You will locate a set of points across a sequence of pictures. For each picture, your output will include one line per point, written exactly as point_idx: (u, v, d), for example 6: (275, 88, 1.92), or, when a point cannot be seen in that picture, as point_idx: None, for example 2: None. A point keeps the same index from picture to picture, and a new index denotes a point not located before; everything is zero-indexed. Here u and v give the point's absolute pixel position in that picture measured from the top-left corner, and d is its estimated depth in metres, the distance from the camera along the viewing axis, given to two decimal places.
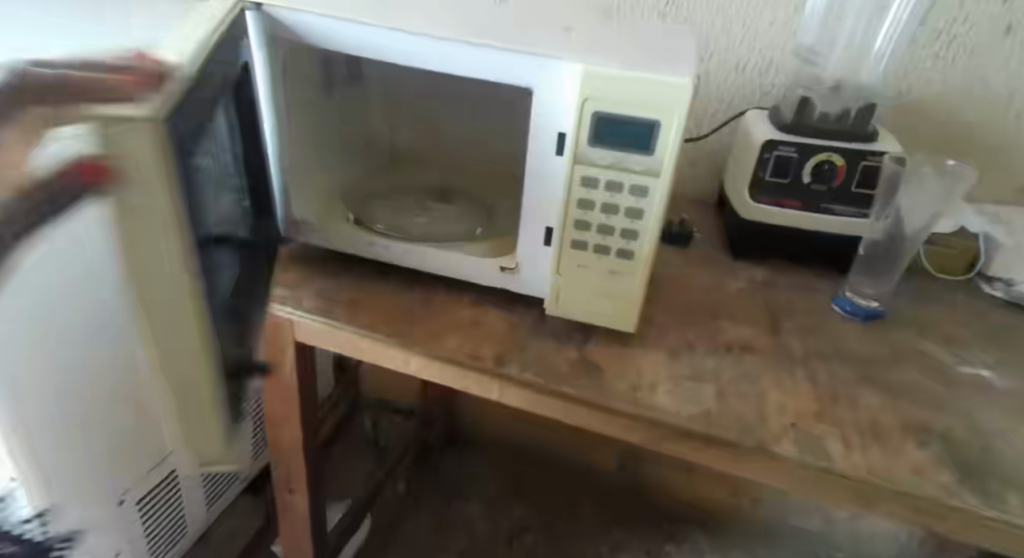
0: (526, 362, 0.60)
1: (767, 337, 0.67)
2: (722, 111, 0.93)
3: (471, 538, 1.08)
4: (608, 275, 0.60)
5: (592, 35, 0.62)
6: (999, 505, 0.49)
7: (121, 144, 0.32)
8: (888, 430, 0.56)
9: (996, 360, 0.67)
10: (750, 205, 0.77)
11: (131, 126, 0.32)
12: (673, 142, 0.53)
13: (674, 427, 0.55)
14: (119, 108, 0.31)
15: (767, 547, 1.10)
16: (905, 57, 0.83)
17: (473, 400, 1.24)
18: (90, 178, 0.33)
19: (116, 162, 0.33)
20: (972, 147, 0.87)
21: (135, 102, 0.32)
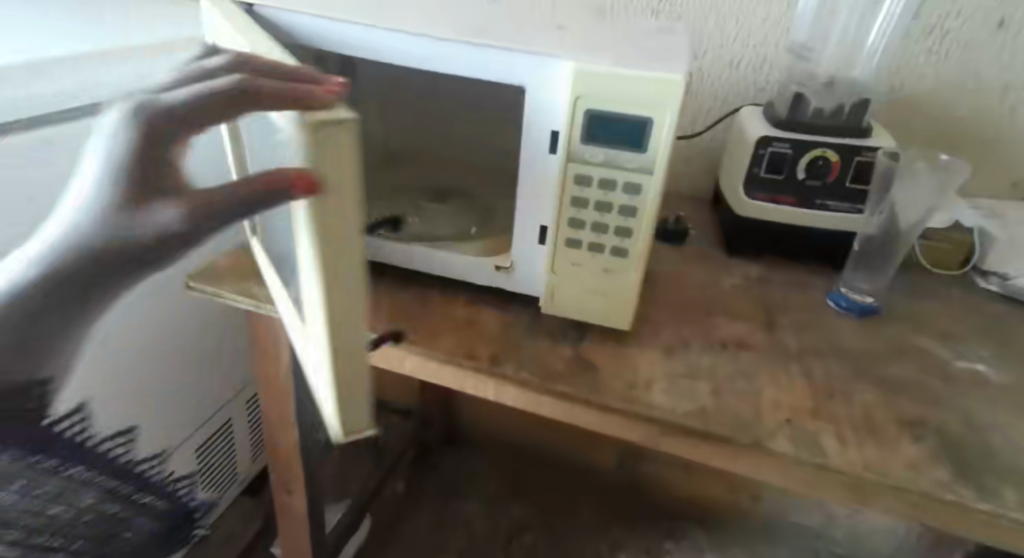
0: (522, 362, 0.60)
1: (763, 334, 0.67)
2: (717, 108, 0.92)
3: (470, 537, 1.08)
4: (602, 274, 0.60)
5: (586, 35, 0.62)
6: (995, 500, 0.49)
7: (328, 146, 0.30)
8: (884, 426, 0.56)
9: (992, 355, 0.67)
10: (745, 202, 0.77)
11: (339, 129, 0.29)
12: (666, 140, 0.52)
13: (670, 425, 0.55)
14: (328, 112, 0.29)
15: (766, 544, 1.10)
16: (897, 52, 0.84)
17: (471, 400, 1.24)
18: (293, 186, 0.30)
19: (321, 170, 0.30)
20: (967, 142, 0.87)
21: (337, 108, 0.30)
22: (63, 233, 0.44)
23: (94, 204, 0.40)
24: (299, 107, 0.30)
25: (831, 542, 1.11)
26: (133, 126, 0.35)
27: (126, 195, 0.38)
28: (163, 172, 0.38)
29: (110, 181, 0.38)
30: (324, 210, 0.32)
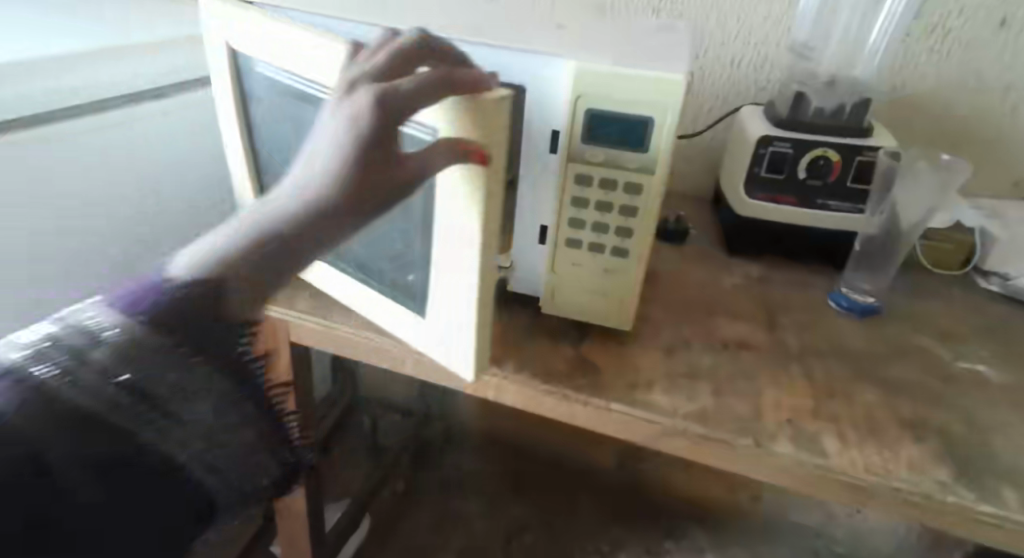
0: (522, 362, 0.60)
1: (764, 334, 0.67)
2: (718, 108, 0.92)
3: (470, 535, 1.07)
4: (603, 275, 0.60)
5: (586, 35, 0.61)
6: (996, 501, 0.49)
7: (493, 117, 0.41)
8: (885, 426, 0.56)
9: (992, 356, 0.67)
10: (745, 202, 0.77)
11: (500, 103, 0.41)
12: (666, 140, 0.52)
13: (671, 426, 0.54)
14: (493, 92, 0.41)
15: (767, 544, 1.10)
16: (898, 51, 0.83)
17: (471, 400, 1.24)
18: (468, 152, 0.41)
19: (484, 137, 0.41)
20: (967, 142, 0.87)
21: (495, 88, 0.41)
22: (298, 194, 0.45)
23: (333, 161, 0.44)
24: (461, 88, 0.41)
25: (831, 542, 1.10)
26: (371, 108, 0.42)
27: (360, 159, 0.43)
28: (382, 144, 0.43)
29: (353, 143, 0.43)
30: (484, 175, 0.42)
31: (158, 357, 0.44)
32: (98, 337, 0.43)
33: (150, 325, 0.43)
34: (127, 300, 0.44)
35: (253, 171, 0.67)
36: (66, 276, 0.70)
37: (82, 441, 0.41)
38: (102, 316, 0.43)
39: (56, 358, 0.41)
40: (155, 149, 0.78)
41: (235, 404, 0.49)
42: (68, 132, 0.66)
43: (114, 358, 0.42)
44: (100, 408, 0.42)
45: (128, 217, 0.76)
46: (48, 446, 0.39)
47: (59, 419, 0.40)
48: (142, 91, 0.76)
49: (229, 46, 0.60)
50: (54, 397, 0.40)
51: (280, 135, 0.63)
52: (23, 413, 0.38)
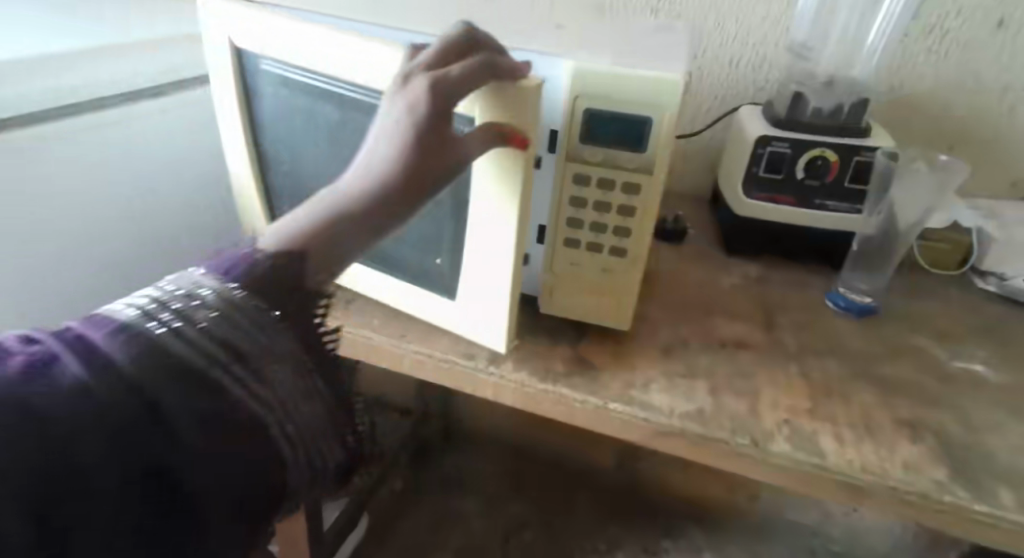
0: (520, 362, 0.60)
1: (762, 334, 0.67)
2: (717, 107, 0.92)
3: (468, 534, 1.07)
4: (601, 274, 0.60)
5: (585, 35, 0.61)
6: (991, 501, 0.49)
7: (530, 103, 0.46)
8: (881, 426, 0.56)
9: (989, 356, 0.67)
10: (744, 201, 0.77)
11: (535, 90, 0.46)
12: (665, 140, 0.52)
13: (668, 426, 0.54)
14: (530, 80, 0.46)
15: (764, 543, 1.10)
16: (896, 51, 0.84)
17: (471, 401, 1.26)
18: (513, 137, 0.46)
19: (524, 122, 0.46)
20: (965, 143, 0.87)
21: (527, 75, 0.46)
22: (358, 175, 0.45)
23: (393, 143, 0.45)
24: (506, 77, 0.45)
25: (828, 541, 1.11)
26: (429, 93, 0.44)
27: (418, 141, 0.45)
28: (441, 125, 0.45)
29: (411, 127, 0.45)
30: (525, 157, 0.47)
31: (255, 319, 0.37)
32: (200, 300, 0.36)
33: (249, 293, 0.37)
34: (220, 269, 0.38)
35: (254, 167, 0.67)
36: (60, 272, 0.70)
37: (190, 394, 0.33)
38: (203, 279, 0.37)
39: (161, 315, 0.34)
40: (153, 148, 0.78)
41: (306, 373, 0.40)
42: (66, 131, 0.66)
43: (221, 321, 0.35)
44: (210, 359, 0.34)
45: (123, 214, 0.76)
46: (162, 395, 0.32)
47: (166, 372, 0.32)
48: (141, 89, 0.76)
49: (230, 41, 0.59)
50: (167, 350, 0.33)
51: (287, 130, 0.64)
52: (135, 367, 0.31)
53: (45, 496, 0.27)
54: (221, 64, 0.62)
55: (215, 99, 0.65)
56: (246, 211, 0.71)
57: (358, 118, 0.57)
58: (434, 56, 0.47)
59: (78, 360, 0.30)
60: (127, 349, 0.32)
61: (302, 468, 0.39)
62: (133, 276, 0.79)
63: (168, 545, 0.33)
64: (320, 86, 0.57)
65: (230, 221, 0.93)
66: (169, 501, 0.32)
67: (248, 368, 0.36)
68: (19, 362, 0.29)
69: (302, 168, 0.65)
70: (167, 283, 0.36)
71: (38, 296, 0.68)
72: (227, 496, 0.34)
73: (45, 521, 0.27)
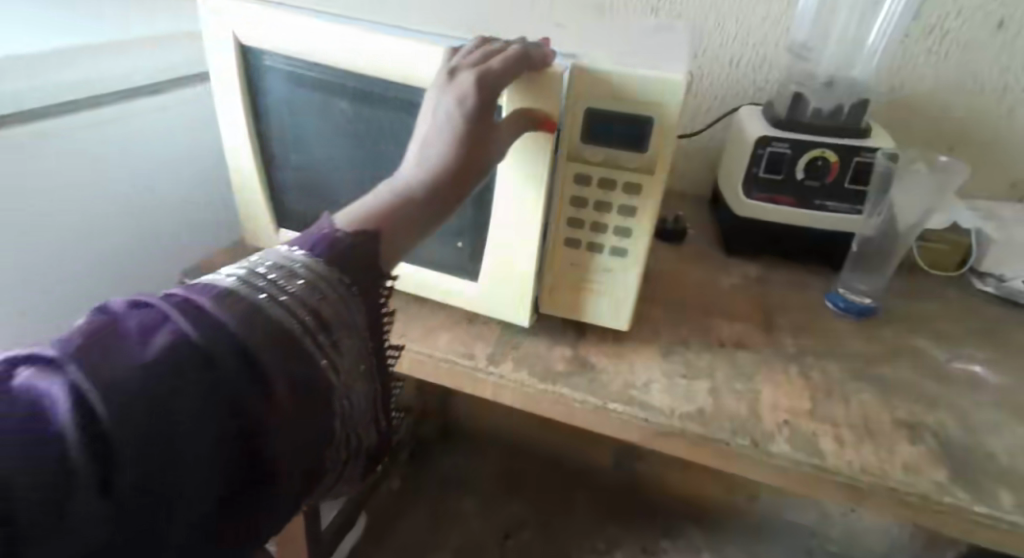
0: (519, 362, 0.60)
1: (761, 334, 0.67)
2: (717, 107, 0.92)
3: (466, 533, 1.06)
4: (602, 274, 0.60)
5: (585, 35, 0.60)
6: (991, 503, 0.49)
7: (552, 89, 0.51)
8: (881, 427, 0.56)
9: (988, 357, 0.67)
10: (744, 202, 0.77)
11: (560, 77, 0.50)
12: (666, 140, 0.52)
13: (668, 427, 0.54)
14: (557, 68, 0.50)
15: (763, 542, 1.09)
16: (896, 52, 0.84)
17: (470, 401, 1.27)
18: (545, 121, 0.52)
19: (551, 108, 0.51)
20: (964, 143, 0.87)
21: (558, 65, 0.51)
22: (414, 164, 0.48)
23: (444, 131, 0.48)
24: (540, 67, 0.50)
25: (826, 541, 1.11)
26: (476, 84, 0.48)
27: (467, 127, 0.48)
28: (487, 113, 0.48)
29: (461, 115, 0.48)
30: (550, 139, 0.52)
31: (337, 292, 0.38)
32: (292, 272, 0.37)
33: (334, 267, 0.39)
34: (306, 244, 0.39)
35: (258, 157, 0.67)
36: (57, 267, 0.69)
37: (286, 359, 0.33)
38: (292, 254, 0.38)
39: (259, 284, 0.35)
40: (153, 145, 0.78)
41: (367, 352, 0.41)
42: (63, 128, 0.66)
43: (307, 290, 0.36)
44: (301, 326, 0.35)
45: (122, 209, 0.75)
46: (261, 357, 0.32)
47: (266, 336, 0.33)
48: (140, 86, 0.75)
49: (235, 36, 0.59)
50: (267, 315, 0.34)
51: (298, 127, 0.64)
52: (239, 332, 0.32)
53: (154, 452, 0.27)
54: (225, 60, 0.61)
55: (216, 100, 0.64)
56: (243, 205, 0.70)
57: (382, 113, 0.59)
58: (478, 53, 0.50)
59: (187, 323, 0.31)
60: (231, 314, 0.32)
61: (341, 449, 0.39)
62: (130, 273, 0.79)
63: (243, 512, 0.32)
64: (341, 83, 0.59)
65: (229, 219, 0.93)
66: (250, 468, 0.32)
67: (327, 338, 0.37)
68: (133, 328, 0.30)
69: (314, 165, 0.66)
70: (259, 258, 0.37)
71: (34, 292, 0.67)
72: (298, 465, 0.34)
73: (151, 480, 0.27)
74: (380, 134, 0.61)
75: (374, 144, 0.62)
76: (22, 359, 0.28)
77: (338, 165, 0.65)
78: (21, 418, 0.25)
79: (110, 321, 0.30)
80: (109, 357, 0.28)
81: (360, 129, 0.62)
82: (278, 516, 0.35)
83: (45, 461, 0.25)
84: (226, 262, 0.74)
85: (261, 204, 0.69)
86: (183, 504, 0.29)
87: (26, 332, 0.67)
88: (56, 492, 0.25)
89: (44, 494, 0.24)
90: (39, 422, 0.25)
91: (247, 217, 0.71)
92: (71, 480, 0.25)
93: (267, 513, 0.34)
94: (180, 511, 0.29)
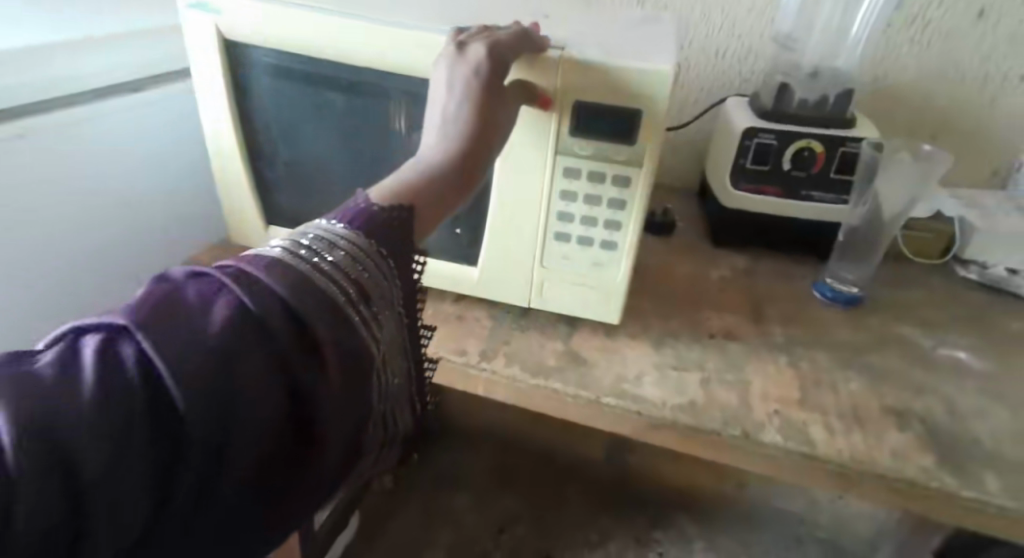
0: (511, 358, 0.60)
1: (751, 325, 0.68)
2: (703, 98, 0.92)
3: (459, 530, 1.06)
4: (592, 268, 0.59)
5: (570, 27, 0.59)
6: (979, 487, 0.50)
7: (548, 72, 0.52)
8: (869, 414, 0.56)
9: (971, 344, 0.68)
10: (732, 193, 0.77)
11: (559, 61, 0.51)
12: (655, 132, 0.52)
13: (660, 418, 0.54)
14: (557, 51, 0.51)
15: (754, 530, 1.11)
16: (880, 42, 0.84)
17: (462, 397, 1.27)
18: (542, 104, 0.53)
19: (550, 93, 0.52)
20: (948, 132, 0.88)
21: (558, 49, 0.52)
22: (431, 140, 0.47)
23: (462, 104, 0.47)
24: (544, 47, 0.52)
25: (814, 527, 1.13)
26: (488, 57, 0.48)
27: (480, 99, 0.47)
28: (501, 91, 0.49)
29: (476, 89, 0.47)
30: (552, 117, 0.53)
31: (378, 264, 0.38)
32: (334, 243, 0.36)
33: (372, 239, 0.38)
34: (344, 217, 0.38)
35: (239, 133, 0.64)
36: (42, 261, 0.68)
37: (336, 331, 0.33)
38: (332, 227, 0.37)
39: (302, 254, 0.34)
40: (135, 141, 0.76)
41: (401, 325, 0.41)
42: (41, 126, 0.64)
43: (349, 259, 0.36)
44: (346, 296, 0.34)
45: (119, 201, 0.76)
46: (313, 327, 0.32)
47: (317, 306, 0.32)
48: (122, 82, 0.75)
49: (218, 29, 0.57)
50: (314, 286, 0.33)
51: (285, 119, 0.63)
52: (291, 301, 0.31)
53: (216, 419, 0.27)
54: (206, 54, 0.59)
55: (195, 90, 0.62)
56: (228, 198, 0.69)
57: (376, 104, 0.59)
58: (482, 35, 0.50)
59: (244, 293, 0.30)
60: (283, 283, 0.32)
61: (380, 428, 0.40)
62: (111, 273, 0.77)
63: (291, 482, 0.33)
64: (331, 75, 0.58)
65: (215, 214, 0.92)
66: (299, 439, 0.32)
67: (369, 310, 0.36)
68: (194, 297, 0.30)
69: (303, 159, 0.65)
70: (305, 230, 0.36)
71: (19, 286, 0.66)
72: (345, 437, 0.34)
73: (212, 445, 0.28)
74: (373, 123, 0.60)
75: (368, 136, 0.61)
76: (90, 327, 0.27)
77: (328, 153, 0.64)
78: (88, 383, 0.25)
79: (172, 289, 0.30)
80: (173, 325, 0.28)
81: (355, 119, 0.61)
82: (324, 487, 0.35)
83: (112, 427, 0.25)
84: (211, 260, 0.73)
85: (245, 192, 0.67)
86: (237, 471, 0.29)
87: (7, 334, 0.66)
88: (122, 456, 0.25)
89: (110, 458, 0.24)
90: (107, 388, 0.25)
91: (231, 210, 0.69)
92: (136, 443, 0.25)
93: (313, 485, 0.34)
94: (237, 476, 0.29)
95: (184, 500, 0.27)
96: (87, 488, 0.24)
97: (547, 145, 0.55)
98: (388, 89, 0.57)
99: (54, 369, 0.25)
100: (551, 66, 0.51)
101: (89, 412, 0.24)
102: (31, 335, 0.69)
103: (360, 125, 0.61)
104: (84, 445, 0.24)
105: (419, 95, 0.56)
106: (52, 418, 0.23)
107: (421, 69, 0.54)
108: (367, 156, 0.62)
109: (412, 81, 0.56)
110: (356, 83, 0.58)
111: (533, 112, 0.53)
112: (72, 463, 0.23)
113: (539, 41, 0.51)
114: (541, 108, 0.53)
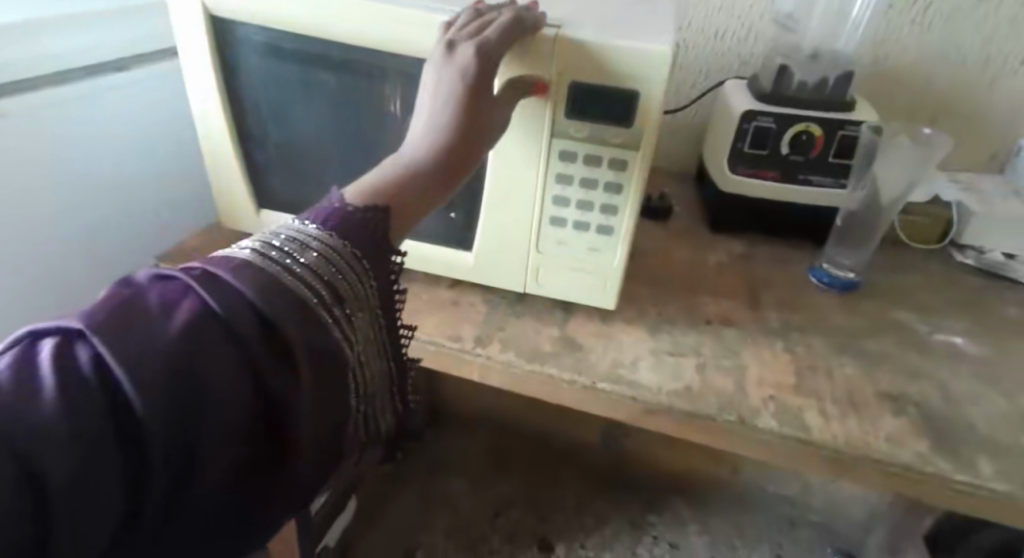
0: (506, 344, 0.59)
1: (747, 311, 0.67)
2: (702, 81, 0.91)
3: (455, 514, 1.06)
4: (589, 252, 0.59)
5: (566, 6, 0.58)
6: (971, 471, 0.50)
7: (543, 63, 0.51)
8: (865, 399, 0.56)
9: (966, 328, 0.68)
10: (728, 177, 0.76)
11: (553, 42, 0.50)
12: (653, 115, 0.51)
13: (655, 403, 0.54)
14: (552, 32, 0.50)
15: (747, 513, 1.12)
16: (881, 25, 0.83)
17: (457, 384, 1.27)
18: (539, 92, 0.52)
19: (547, 81, 0.51)
20: (947, 116, 0.87)
21: (555, 30, 0.51)
22: (422, 126, 0.47)
23: (454, 88, 0.46)
24: (541, 29, 0.50)
25: (807, 510, 1.14)
26: (483, 40, 0.47)
27: (472, 81, 0.46)
28: (494, 71, 0.47)
29: (467, 72, 0.46)
30: (547, 104, 0.52)
31: (351, 264, 0.37)
32: (306, 244, 0.35)
33: (345, 240, 0.37)
34: (317, 217, 0.38)
35: (229, 116, 0.63)
36: (32, 245, 0.67)
37: (307, 335, 0.33)
38: (305, 227, 0.37)
39: (273, 255, 0.34)
40: (123, 122, 0.75)
41: (379, 326, 0.41)
42: (21, 108, 0.62)
43: (322, 260, 0.35)
44: (318, 298, 0.34)
45: (111, 182, 0.75)
46: (283, 328, 0.31)
47: (287, 308, 0.32)
48: (106, 61, 0.72)
49: (205, 6, 0.56)
50: (284, 287, 0.33)
51: (276, 102, 0.62)
52: (260, 304, 0.31)
53: (183, 420, 0.27)
54: (192, 33, 0.57)
55: (183, 72, 0.60)
56: (218, 179, 0.67)
57: (367, 82, 0.58)
58: (472, 26, 0.49)
59: (209, 294, 0.30)
60: (252, 285, 0.31)
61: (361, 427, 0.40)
62: (101, 256, 0.76)
63: (266, 483, 0.32)
64: (320, 53, 0.57)
65: (206, 196, 0.91)
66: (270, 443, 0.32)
67: (343, 311, 0.36)
68: (155, 302, 0.29)
69: (294, 140, 0.64)
70: (275, 232, 0.36)
71: (7, 271, 0.65)
72: (319, 438, 0.34)
73: (180, 445, 0.27)
74: (365, 99, 0.59)
75: (359, 114, 0.60)
76: (48, 331, 0.27)
77: (319, 133, 0.63)
78: (46, 387, 0.24)
79: (133, 294, 0.29)
80: (131, 329, 0.27)
81: (349, 99, 0.60)
82: (300, 489, 0.35)
83: (74, 433, 0.24)
84: (202, 244, 0.72)
85: (235, 172, 0.66)
86: (206, 474, 0.29)
87: None
88: (88, 459, 0.24)
89: (77, 463, 0.24)
90: (66, 395, 0.24)
91: (222, 191, 0.68)
92: (103, 446, 0.24)
93: (288, 486, 0.34)
94: (208, 478, 0.29)
95: (151, 506, 0.27)
96: (54, 493, 0.23)
97: (544, 132, 0.54)
98: (387, 64, 0.56)
99: (13, 375, 0.24)
100: (546, 53, 0.50)
101: (48, 419, 0.23)
102: (18, 319, 0.68)
103: (353, 105, 0.60)
104: (45, 450, 0.23)
105: (413, 75, 0.55)
106: (8, 425, 0.23)
107: (410, 46, 0.53)
108: (360, 133, 0.61)
109: (405, 60, 0.54)
110: (346, 59, 0.56)
111: (531, 103, 0.53)
112: (36, 467, 0.22)
113: (539, 21, 0.50)
114: (540, 97, 0.52)
